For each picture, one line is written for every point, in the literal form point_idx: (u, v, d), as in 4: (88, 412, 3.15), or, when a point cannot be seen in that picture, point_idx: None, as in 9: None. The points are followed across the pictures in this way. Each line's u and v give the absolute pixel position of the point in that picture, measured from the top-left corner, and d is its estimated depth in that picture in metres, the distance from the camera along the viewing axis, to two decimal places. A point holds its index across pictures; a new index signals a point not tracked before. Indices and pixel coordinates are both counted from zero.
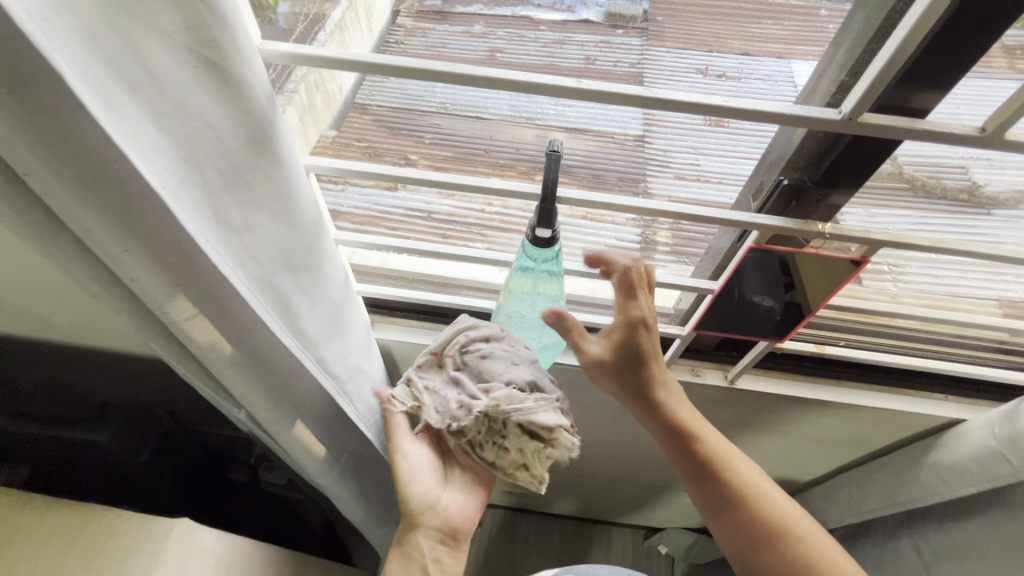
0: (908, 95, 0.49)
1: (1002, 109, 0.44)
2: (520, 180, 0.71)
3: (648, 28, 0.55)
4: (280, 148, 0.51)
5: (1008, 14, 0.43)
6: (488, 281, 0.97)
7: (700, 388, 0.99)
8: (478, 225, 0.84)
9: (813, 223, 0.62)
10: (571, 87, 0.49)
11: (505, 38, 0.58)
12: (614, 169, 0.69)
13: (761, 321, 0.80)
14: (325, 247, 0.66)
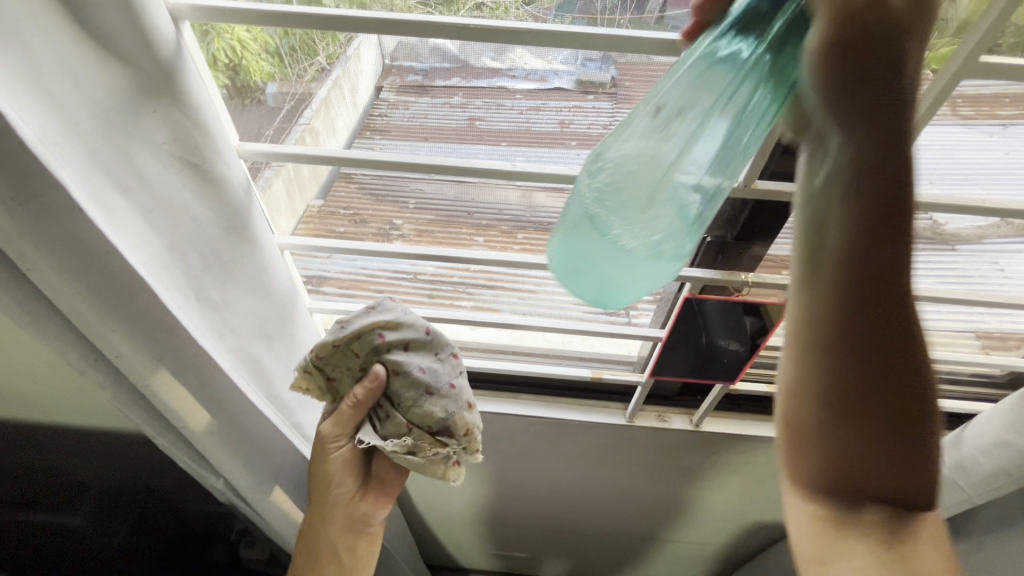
0: (795, 162, 0.53)
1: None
2: (502, 241, 0.73)
3: (617, 93, 0.57)
4: (252, 231, 0.57)
5: None
6: (475, 337, 0.98)
7: (686, 433, 0.99)
8: (463, 284, 0.85)
9: (737, 275, 0.66)
10: (538, 172, 0.54)
11: (483, 106, 0.61)
12: None
13: (719, 366, 0.82)
14: (294, 316, 0.70)
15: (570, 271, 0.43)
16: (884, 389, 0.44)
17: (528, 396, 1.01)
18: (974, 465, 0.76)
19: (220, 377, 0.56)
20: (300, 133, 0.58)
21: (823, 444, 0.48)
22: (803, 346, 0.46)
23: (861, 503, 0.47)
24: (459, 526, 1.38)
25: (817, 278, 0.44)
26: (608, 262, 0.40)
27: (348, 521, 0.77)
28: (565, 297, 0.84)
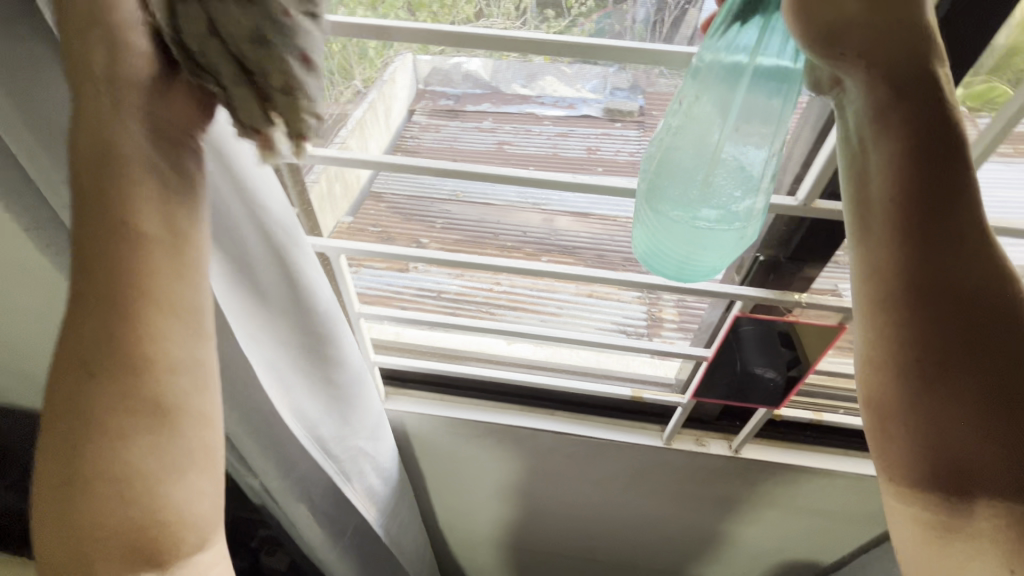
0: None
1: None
2: (526, 260, 0.73)
3: (643, 124, 0.58)
4: (276, 233, 0.53)
5: None
6: (498, 353, 0.99)
7: (711, 460, 0.98)
8: (486, 304, 0.85)
9: (790, 294, 0.65)
10: (576, 183, 0.55)
11: (512, 131, 0.62)
12: (619, 250, 0.72)
13: (760, 393, 0.80)
14: (339, 337, 0.67)
15: (649, 254, 0.47)
16: (961, 316, 0.39)
17: (562, 413, 1.01)
18: None
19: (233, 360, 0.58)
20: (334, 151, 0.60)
21: (906, 421, 0.40)
22: (873, 320, 0.41)
23: (973, 497, 0.39)
24: (478, 547, 1.37)
25: (862, 236, 0.40)
26: (678, 238, 0.44)
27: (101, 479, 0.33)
28: (591, 320, 0.85)
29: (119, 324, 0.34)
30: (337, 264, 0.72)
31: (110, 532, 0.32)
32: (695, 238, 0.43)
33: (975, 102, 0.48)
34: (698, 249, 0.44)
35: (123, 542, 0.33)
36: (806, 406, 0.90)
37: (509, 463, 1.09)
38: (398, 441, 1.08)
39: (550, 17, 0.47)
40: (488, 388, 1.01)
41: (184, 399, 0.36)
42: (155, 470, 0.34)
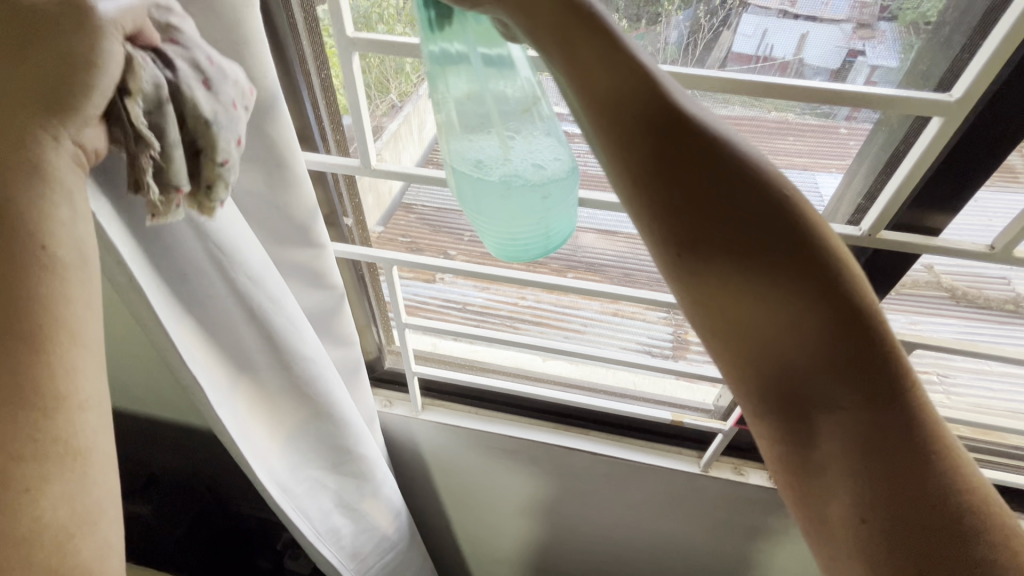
0: (919, 215, 0.53)
1: (1008, 232, 0.49)
2: (551, 276, 0.73)
3: None
4: (269, 281, 0.53)
5: (1004, 144, 0.47)
6: (530, 368, 1.00)
7: (745, 491, 0.97)
8: (511, 318, 0.86)
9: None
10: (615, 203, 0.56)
11: None
12: (644, 268, 0.72)
13: None
14: (322, 378, 0.64)
15: (514, 250, 0.52)
16: (736, 232, 0.36)
17: (595, 433, 1.01)
18: None
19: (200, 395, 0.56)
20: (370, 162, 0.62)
21: (729, 364, 0.38)
22: (659, 254, 0.37)
23: (814, 415, 0.38)
24: (498, 565, 1.35)
25: (606, 161, 0.37)
26: (499, 220, 0.49)
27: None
28: (613, 340, 0.85)
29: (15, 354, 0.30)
30: (389, 275, 0.73)
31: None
32: (509, 215, 0.49)
33: None
34: (515, 227, 0.49)
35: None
36: None
37: (537, 480, 1.08)
38: (421, 452, 1.08)
39: None
40: (509, 401, 1.02)
41: (93, 439, 0.32)
42: (64, 524, 0.30)
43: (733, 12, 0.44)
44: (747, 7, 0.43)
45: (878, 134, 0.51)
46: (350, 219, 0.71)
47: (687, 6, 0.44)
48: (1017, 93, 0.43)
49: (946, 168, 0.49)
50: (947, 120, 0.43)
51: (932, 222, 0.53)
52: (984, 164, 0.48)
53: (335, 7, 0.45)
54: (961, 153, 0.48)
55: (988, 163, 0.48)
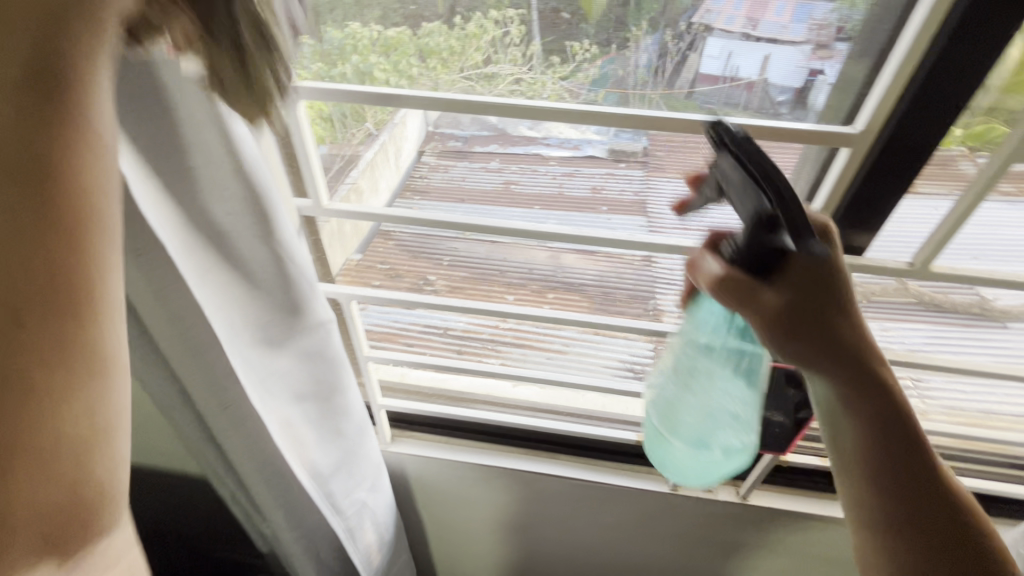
0: (845, 235, 0.55)
1: (926, 249, 0.54)
2: (533, 299, 0.74)
3: (648, 162, 0.59)
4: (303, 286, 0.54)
5: (906, 178, 0.50)
6: (500, 394, 1.00)
7: (716, 508, 0.97)
8: (492, 341, 0.86)
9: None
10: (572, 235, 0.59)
11: (519, 172, 0.63)
12: (624, 286, 0.73)
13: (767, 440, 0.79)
14: (339, 389, 0.66)
15: (703, 478, 0.62)
16: (900, 468, 0.52)
17: (565, 457, 1.00)
18: None
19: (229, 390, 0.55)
20: (345, 192, 0.63)
21: (894, 544, 0.52)
22: (855, 474, 0.53)
23: None
24: None
25: (838, 424, 0.53)
26: (688, 462, 0.61)
27: (27, 497, 0.31)
28: (594, 359, 0.85)
29: (50, 331, 0.30)
30: (347, 311, 0.76)
31: (16, 523, 0.31)
32: (704, 458, 0.60)
33: (976, 141, 0.47)
34: (721, 464, 0.60)
35: (42, 533, 0.33)
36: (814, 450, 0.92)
37: (522, 505, 1.06)
38: (401, 483, 1.06)
39: (556, 63, 0.49)
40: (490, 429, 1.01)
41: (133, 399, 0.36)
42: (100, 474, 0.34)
43: (699, 36, 0.45)
44: (711, 32, 0.45)
45: (804, 162, 0.54)
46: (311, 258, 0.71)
47: (654, 30, 0.45)
48: (918, 123, 0.45)
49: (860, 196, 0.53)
50: (855, 147, 0.47)
51: (855, 241, 0.55)
52: (895, 189, 0.50)
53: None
54: (872, 181, 0.51)
55: (896, 194, 0.51)
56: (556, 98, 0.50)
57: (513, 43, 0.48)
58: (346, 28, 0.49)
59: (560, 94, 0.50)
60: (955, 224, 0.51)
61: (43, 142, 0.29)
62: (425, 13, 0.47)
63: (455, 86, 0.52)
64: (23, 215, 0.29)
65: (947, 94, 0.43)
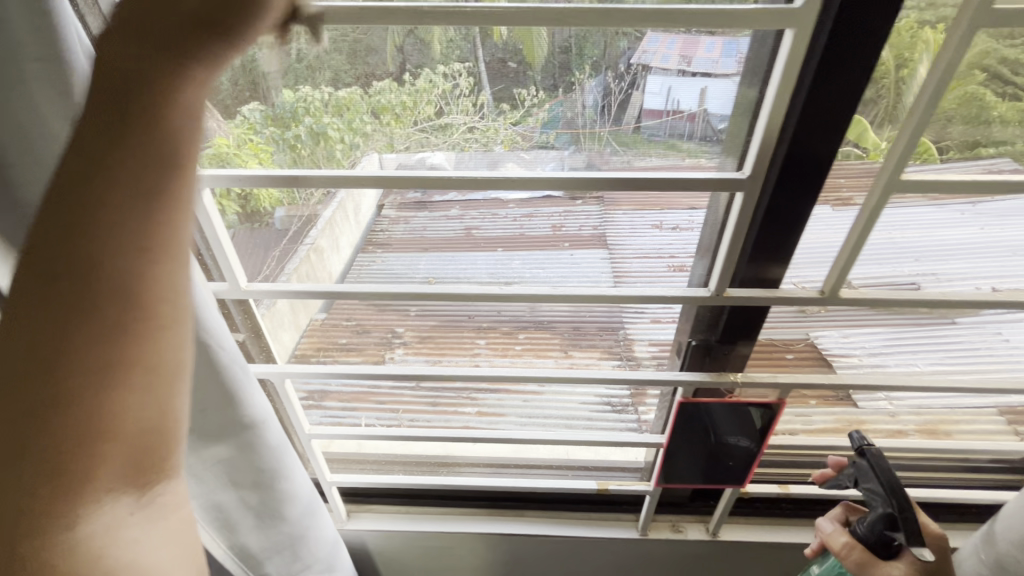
0: (761, 270, 0.60)
1: (831, 278, 0.58)
2: (504, 340, 0.75)
3: (603, 198, 0.61)
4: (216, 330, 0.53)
5: (800, 212, 0.54)
6: (460, 453, 0.96)
7: (685, 548, 0.97)
8: (467, 391, 0.85)
9: (727, 374, 0.70)
10: (497, 293, 0.63)
11: (479, 216, 0.64)
12: (594, 320, 0.73)
13: (723, 469, 0.82)
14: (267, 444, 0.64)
15: None
16: None
17: (532, 513, 1.00)
18: (1011, 563, 0.72)
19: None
20: (306, 252, 0.64)
21: None
22: None
23: None
24: None
25: None
26: None
27: (124, 416, 0.28)
28: (573, 397, 0.85)
29: (102, 209, 0.27)
30: (284, 388, 0.76)
31: (126, 440, 0.28)
32: None
33: None
34: None
35: (128, 454, 0.28)
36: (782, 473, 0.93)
37: (504, 566, 1.04)
38: (366, 561, 1.04)
39: (507, 109, 0.50)
40: (465, 494, 0.99)
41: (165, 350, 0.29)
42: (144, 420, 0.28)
43: (638, 75, 0.47)
44: (649, 70, 0.47)
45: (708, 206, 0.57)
46: (243, 333, 0.72)
47: (597, 74, 0.47)
48: (815, 127, 0.47)
49: (763, 233, 0.56)
50: (747, 192, 0.51)
51: (771, 274, 0.60)
52: (805, 199, 0.53)
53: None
54: (769, 220, 0.55)
55: (797, 226, 0.56)
56: (510, 142, 0.53)
57: (463, 95, 0.49)
58: (297, 91, 0.50)
59: (514, 138, 0.52)
60: (854, 249, 0.55)
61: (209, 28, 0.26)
62: (377, 71, 0.48)
63: (411, 138, 0.53)
64: (116, 105, 0.27)
65: (836, 98, 0.46)
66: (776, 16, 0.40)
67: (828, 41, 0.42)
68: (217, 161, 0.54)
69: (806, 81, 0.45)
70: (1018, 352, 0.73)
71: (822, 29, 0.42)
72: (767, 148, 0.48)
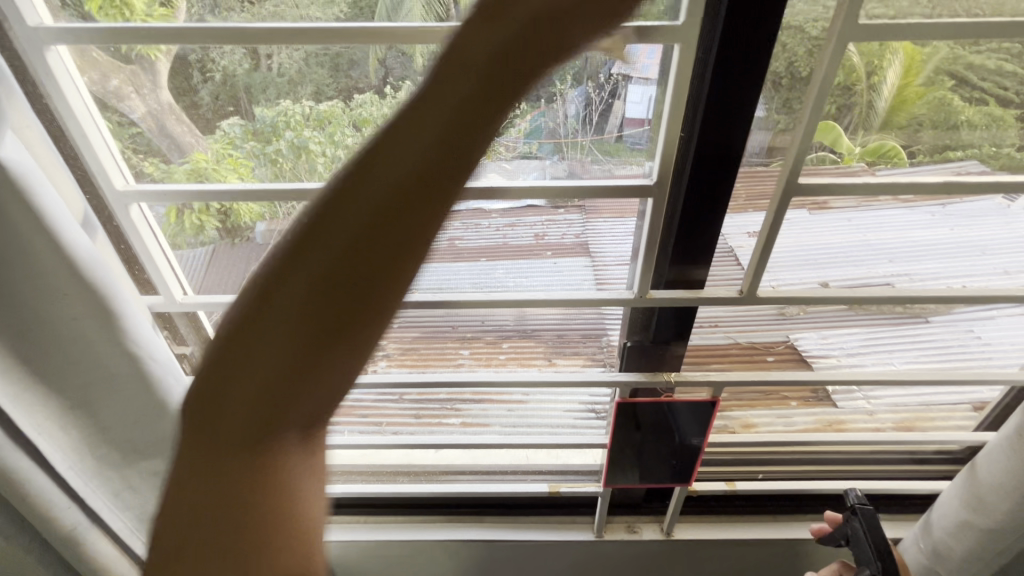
0: (684, 271, 0.61)
1: (747, 277, 0.58)
2: (487, 352, 0.74)
3: (585, 206, 0.61)
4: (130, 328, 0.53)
5: (714, 215, 0.56)
6: (422, 463, 0.96)
7: (643, 548, 0.97)
8: (451, 401, 0.84)
9: (662, 374, 0.70)
10: (478, 299, 0.63)
11: (462, 227, 0.63)
12: (579, 328, 0.74)
13: (666, 470, 0.83)
14: None
15: None
16: None
17: (491, 519, 0.99)
18: (947, 550, 0.76)
19: (56, 490, 0.56)
20: None
21: None
22: None
23: None
24: None
25: None
26: None
27: (298, 502, 0.28)
28: (557, 404, 0.85)
29: (400, 230, 0.26)
30: None
31: (183, 528, 0.27)
32: None
33: (873, 157, 0.51)
34: None
35: (245, 541, 0.27)
36: (738, 475, 0.94)
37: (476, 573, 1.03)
38: None
39: None
40: (447, 502, 0.99)
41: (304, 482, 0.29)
42: (206, 523, 0.27)
43: (619, 84, 0.48)
44: (630, 80, 0.48)
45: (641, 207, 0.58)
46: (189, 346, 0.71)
47: (578, 83, 0.48)
48: (715, 129, 0.49)
49: (681, 236, 0.58)
50: (657, 197, 0.52)
51: (693, 276, 0.61)
52: (718, 201, 0.55)
53: (100, 168, 0.50)
54: (687, 220, 0.56)
55: (713, 226, 0.57)
56: (493, 152, 0.52)
57: None
58: (277, 106, 0.49)
59: (498, 150, 0.52)
60: (765, 250, 0.55)
61: (513, 69, 0.27)
62: (359, 84, 0.48)
63: None
64: (381, 196, 0.26)
65: (733, 103, 0.48)
66: (659, 32, 0.42)
67: (718, 51, 0.45)
68: (195, 177, 0.53)
69: (701, 89, 0.48)
70: (990, 348, 0.75)
71: (711, 42, 0.45)
72: (670, 154, 0.49)
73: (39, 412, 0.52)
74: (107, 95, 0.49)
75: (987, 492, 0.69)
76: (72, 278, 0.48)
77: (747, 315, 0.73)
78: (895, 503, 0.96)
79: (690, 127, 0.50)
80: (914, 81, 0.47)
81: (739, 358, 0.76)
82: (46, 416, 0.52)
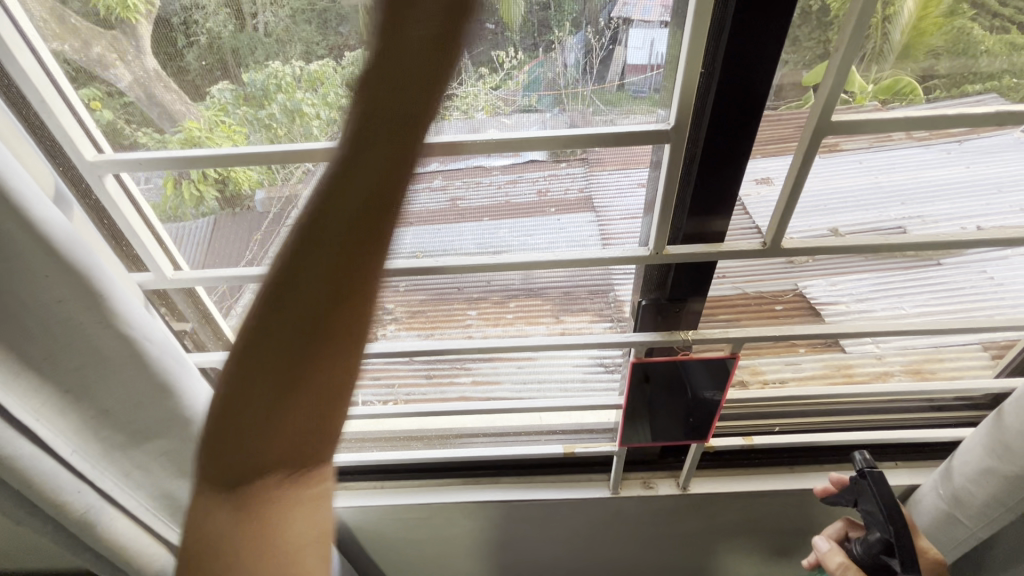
0: (704, 223, 0.60)
1: (771, 228, 0.56)
2: (494, 313, 0.75)
3: (588, 158, 0.60)
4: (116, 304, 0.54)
5: (739, 160, 0.54)
6: (431, 427, 0.98)
7: (659, 502, 1.00)
8: (460, 361, 0.85)
9: (678, 334, 0.70)
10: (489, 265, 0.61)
11: (462, 186, 0.61)
12: (583, 285, 0.73)
13: (680, 423, 0.83)
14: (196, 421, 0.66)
15: None
16: None
17: (507, 479, 1.01)
18: (967, 497, 0.77)
19: (65, 472, 0.57)
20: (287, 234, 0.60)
21: None
22: None
23: None
24: None
25: None
26: None
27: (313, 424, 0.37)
28: (567, 359, 0.85)
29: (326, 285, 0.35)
30: None
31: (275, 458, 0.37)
32: None
33: (888, 94, 0.50)
34: None
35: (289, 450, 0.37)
36: (752, 430, 0.95)
37: (495, 531, 1.06)
38: (354, 535, 1.06)
39: (486, 74, 0.49)
40: (459, 466, 1.01)
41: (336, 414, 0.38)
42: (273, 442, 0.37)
43: (619, 30, 0.46)
44: (630, 23, 0.46)
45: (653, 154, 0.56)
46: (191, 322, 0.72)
47: (577, 29, 0.46)
48: (742, 61, 0.47)
49: (700, 185, 0.56)
50: (675, 143, 0.50)
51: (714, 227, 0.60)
52: (744, 140, 0.52)
53: (67, 137, 0.49)
54: (708, 167, 0.55)
55: (737, 169, 0.55)
56: (491, 108, 0.51)
57: None
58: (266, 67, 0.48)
59: (495, 104, 0.51)
60: (791, 199, 0.53)
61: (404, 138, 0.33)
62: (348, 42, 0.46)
63: None
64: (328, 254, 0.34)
65: (759, 35, 0.45)
66: None
67: None
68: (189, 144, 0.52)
69: (724, 14, 0.45)
70: (1001, 288, 0.73)
71: None
72: (690, 91, 0.46)
73: (34, 399, 0.53)
74: (92, 62, 0.48)
75: (1011, 439, 0.70)
76: (47, 257, 0.48)
77: (757, 265, 0.72)
78: (904, 449, 0.98)
79: (710, 65, 0.48)
80: (934, 11, 0.45)
81: (751, 308, 0.75)
82: (43, 402, 0.54)
